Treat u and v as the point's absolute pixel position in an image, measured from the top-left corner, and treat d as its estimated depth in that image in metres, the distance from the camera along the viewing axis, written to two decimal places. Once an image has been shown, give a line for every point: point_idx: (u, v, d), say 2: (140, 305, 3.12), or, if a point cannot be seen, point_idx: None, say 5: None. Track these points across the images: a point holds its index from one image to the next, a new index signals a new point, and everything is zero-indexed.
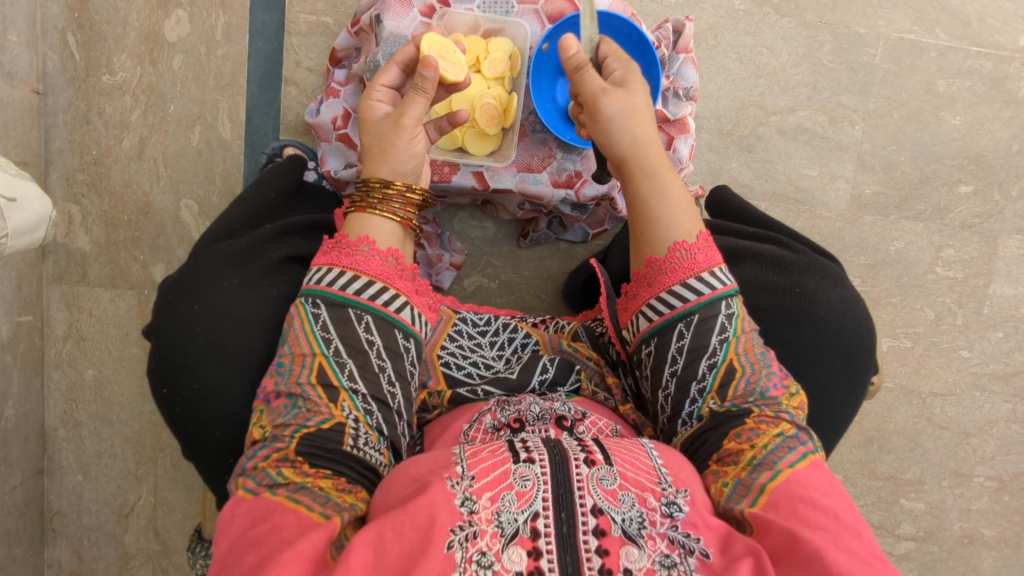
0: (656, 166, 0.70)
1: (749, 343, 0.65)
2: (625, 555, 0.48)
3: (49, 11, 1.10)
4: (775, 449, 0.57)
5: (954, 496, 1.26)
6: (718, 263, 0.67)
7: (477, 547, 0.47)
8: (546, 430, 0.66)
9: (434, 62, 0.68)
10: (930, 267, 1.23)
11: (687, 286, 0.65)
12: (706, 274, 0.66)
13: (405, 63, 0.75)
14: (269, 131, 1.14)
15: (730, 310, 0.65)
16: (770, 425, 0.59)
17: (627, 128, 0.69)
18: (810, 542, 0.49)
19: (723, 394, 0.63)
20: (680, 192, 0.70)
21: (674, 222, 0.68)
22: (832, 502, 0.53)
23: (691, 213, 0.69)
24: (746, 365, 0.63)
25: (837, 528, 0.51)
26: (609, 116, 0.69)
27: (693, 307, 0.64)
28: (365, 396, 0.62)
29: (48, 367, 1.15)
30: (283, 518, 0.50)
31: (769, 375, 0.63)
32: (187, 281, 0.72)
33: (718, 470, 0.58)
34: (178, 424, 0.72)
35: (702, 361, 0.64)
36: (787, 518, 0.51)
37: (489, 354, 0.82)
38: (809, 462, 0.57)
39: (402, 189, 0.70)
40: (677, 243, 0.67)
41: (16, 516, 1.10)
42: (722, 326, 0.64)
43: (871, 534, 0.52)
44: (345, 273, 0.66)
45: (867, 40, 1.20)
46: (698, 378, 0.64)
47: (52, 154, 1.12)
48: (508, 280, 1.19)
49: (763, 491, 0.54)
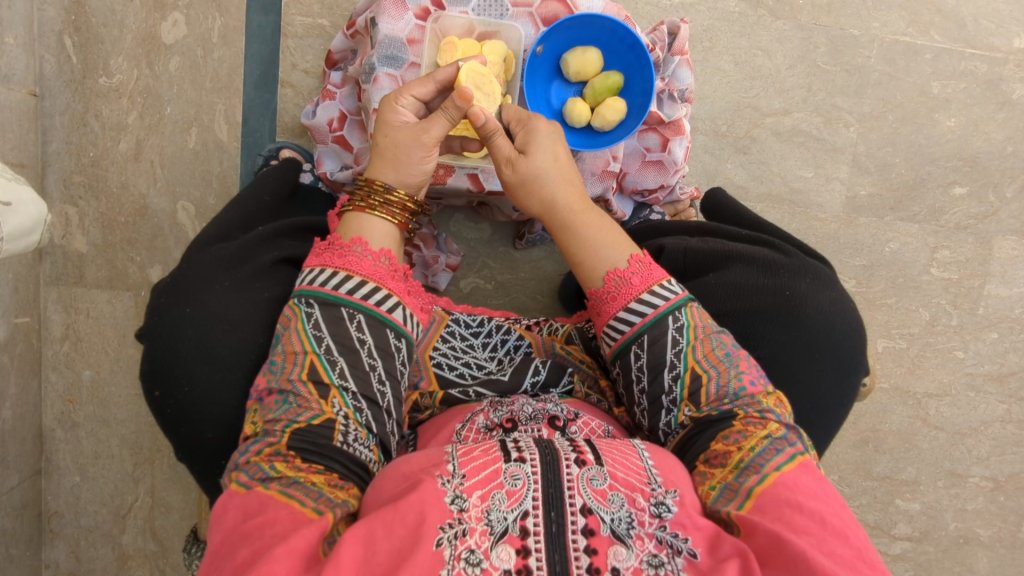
0: (566, 215, 0.73)
1: (708, 348, 0.66)
2: (613, 555, 0.48)
3: (47, 14, 1.10)
4: (762, 451, 0.57)
5: (950, 497, 1.27)
6: (656, 280, 0.69)
7: (466, 545, 0.48)
8: (539, 429, 0.66)
9: (471, 94, 0.68)
10: (925, 268, 1.24)
11: (630, 310, 0.68)
12: (644, 294, 0.68)
13: (444, 82, 0.74)
14: (265, 134, 1.14)
15: (679, 323, 0.66)
16: (757, 426, 0.60)
17: (525, 184, 0.73)
18: (795, 544, 0.49)
19: (696, 401, 0.64)
20: (597, 234, 0.72)
21: (594, 269, 0.72)
22: (819, 505, 0.53)
23: (609, 254, 0.71)
24: (711, 369, 0.64)
25: (823, 532, 0.51)
26: (518, 183, 0.73)
27: (641, 328, 0.67)
28: (356, 394, 0.63)
29: (45, 369, 1.15)
30: (276, 513, 0.51)
31: (740, 375, 0.64)
32: (180, 285, 0.73)
33: (706, 471, 0.59)
34: (170, 426, 0.72)
35: (665, 374, 0.65)
36: (774, 522, 0.51)
37: (482, 355, 0.83)
38: (796, 463, 0.57)
39: (402, 197, 0.71)
40: (609, 275, 0.70)
41: (14, 517, 1.10)
42: (674, 340, 0.66)
43: (858, 536, 0.53)
44: (339, 274, 0.66)
45: (861, 42, 1.21)
46: (666, 391, 0.65)
47: (50, 156, 1.12)
48: (504, 282, 1.19)
49: (750, 495, 0.54)
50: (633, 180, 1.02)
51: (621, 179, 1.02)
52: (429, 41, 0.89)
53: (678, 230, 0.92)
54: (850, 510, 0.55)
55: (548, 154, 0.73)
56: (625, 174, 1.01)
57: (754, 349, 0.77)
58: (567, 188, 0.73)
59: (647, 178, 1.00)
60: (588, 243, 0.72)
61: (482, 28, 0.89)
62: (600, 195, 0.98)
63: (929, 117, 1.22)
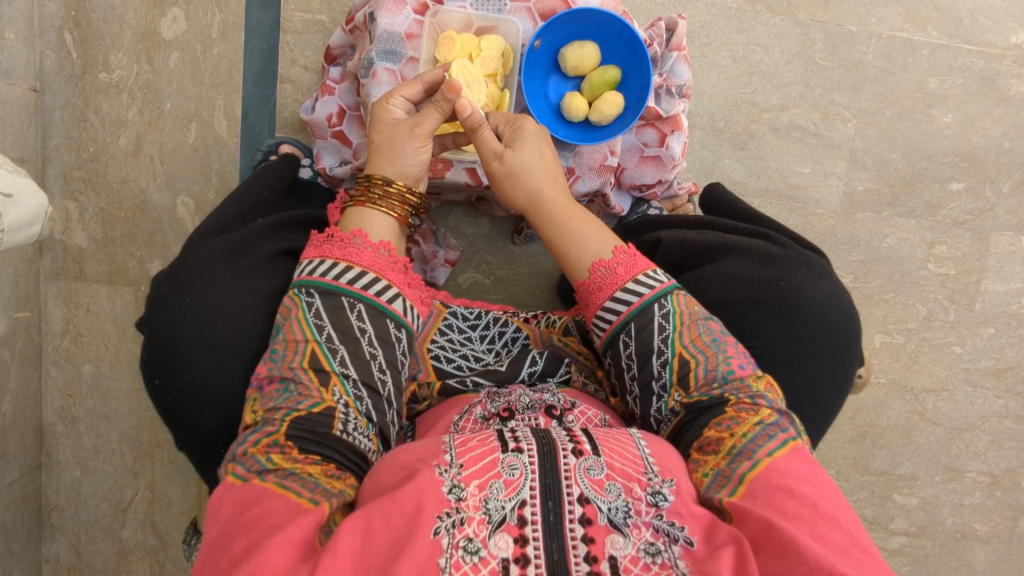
0: (550, 207, 0.75)
1: (696, 334, 0.66)
2: (609, 543, 0.49)
3: (46, 10, 1.11)
4: (754, 437, 0.58)
5: (946, 492, 1.27)
6: (641, 269, 0.70)
7: (463, 534, 0.48)
8: (536, 418, 0.67)
9: (460, 87, 0.71)
10: (922, 263, 1.24)
11: (617, 299, 0.69)
12: (631, 283, 0.69)
13: (430, 84, 0.76)
14: (264, 129, 1.15)
15: (665, 310, 0.67)
16: (749, 413, 0.60)
17: (511, 177, 0.75)
18: (786, 530, 0.49)
19: (686, 386, 0.65)
20: (581, 226, 0.74)
21: (580, 260, 0.73)
22: (809, 490, 0.53)
23: (595, 245, 0.73)
24: (699, 355, 0.65)
25: (814, 517, 0.51)
26: (504, 176, 0.76)
27: (628, 317, 0.68)
28: (356, 382, 0.63)
29: (45, 364, 1.16)
30: (274, 504, 0.51)
31: (728, 360, 0.65)
32: (180, 275, 0.73)
33: (699, 458, 0.59)
34: (170, 415, 0.73)
35: (654, 360, 0.66)
36: (765, 508, 0.52)
37: (480, 348, 0.84)
38: (789, 449, 0.57)
39: (401, 188, 0.73)
40: (595, 266, 0.71)
41: (14, 511, 1.11)
42: (661, 327, 0.67)
43: (850, 521, 0.53)
44: (339, 265, 0.67)
45: (859, 38, 1.21)
46: (656, 377, 0.66)
47: (50, 151, 1.13)
48: (503, 277, 1.20)
49: (742, 481, 0.55)
50: (631, 176, 1.02)
51: (618, 175, 1.02)
52: (427, 35, 0.89)
53: (678, 224, 0.92)
54: (842, 496, 0.55)
55: (534, 151, 0.76)
56: (623, 170, 1.01)
57: (748, 339, 0.78)
58: (550, 184, 0.76)
59: (646, 174, 1.01)
60: (572, 235, 0.74)
61: (481, 22, 0.90)
62: (597, 190, 0.98)
63: (925, 113, 1.23)
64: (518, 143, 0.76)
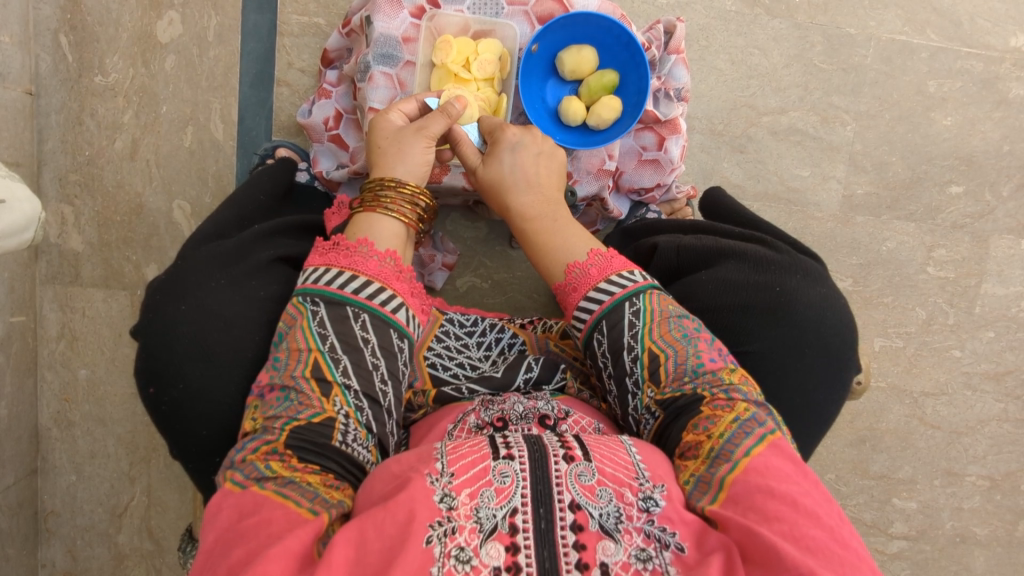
0: (520, 223, 0.77)
1: (664, 329, 0.66)
2: (601, 550, 0.48)
3: (43, 13, 1.10)
4: (731, 436, 0.57)
5: (946, 496, 1.27)
6: (614, 270, 0.70)
7: (455, 542, 0.48)
8: (529, 428, 0.66)
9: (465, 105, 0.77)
10: (922, 267, 1.24)
11: (590, 299, 0.69)
12: (602, 283, 0.69)
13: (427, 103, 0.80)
14: (261, 132, 1.14)
15: (636, 308, 0.67)
16: (724, 410, 0.60)
17: (489, 189, 0.78)
18: (766, 536, 0.48)
19: (657, 382, 0.64)
20: (549, 236, 0.75)
21: (554, 264, 0.73)
22: (789, 488, 0.52)
23: (569, 247, 0.73)
24: (667, 349, 0.65)
25: (795, 516, 0.50)
26: (484, 189, 0.79)
27: (599, 315, 0.68)
28: (357, 392, 0.63)
29: (41, 368, 1.15)
30: (271, 513, 0.50)
31: (698, 351, 0.65)
32: (175, 282, 0.73)
33: (680, 465, 0.58)
34: (165, 423, 0.72)
35: (625, 357, 0.66)
36: (746, 513, 0.51)
37: (476, 355, 0.84)
38: (766, 445, 0.57)
39: (412, 190, 0.72)
40: (571, 266, 0.72)
41: (10, 516, 1.10)
42: (631, 324, 0.67)
43: (831, 515, 0.52)
44: (345, 273, 0.67)
45: (858, 41, 1.21)
46: (628, 373, 0.66)
47: (45, 154, 1.12)
48: (501, 280, 1.19)
49: (722, 487, 0.54)
50: (629, 179, 1.01)
51: (617, 178, 1.02)
52: (424, 39, 0.89)
53: (674, 229, 0.92)
54: (823, 489, 0.54)
55: (510, 163, 0.77)
56: (621, 173, 1.01)
57: (744, 345, 0.77)
58: (524, 197, 0.76)
59: (645, 177, 1.01)
60: (545, 240, 0.75)
61: (478, 26, 0.90)
62: (595, 194, 0.98)
63: (925, 116, 1.22)
64: (493, 151, 0.78)
